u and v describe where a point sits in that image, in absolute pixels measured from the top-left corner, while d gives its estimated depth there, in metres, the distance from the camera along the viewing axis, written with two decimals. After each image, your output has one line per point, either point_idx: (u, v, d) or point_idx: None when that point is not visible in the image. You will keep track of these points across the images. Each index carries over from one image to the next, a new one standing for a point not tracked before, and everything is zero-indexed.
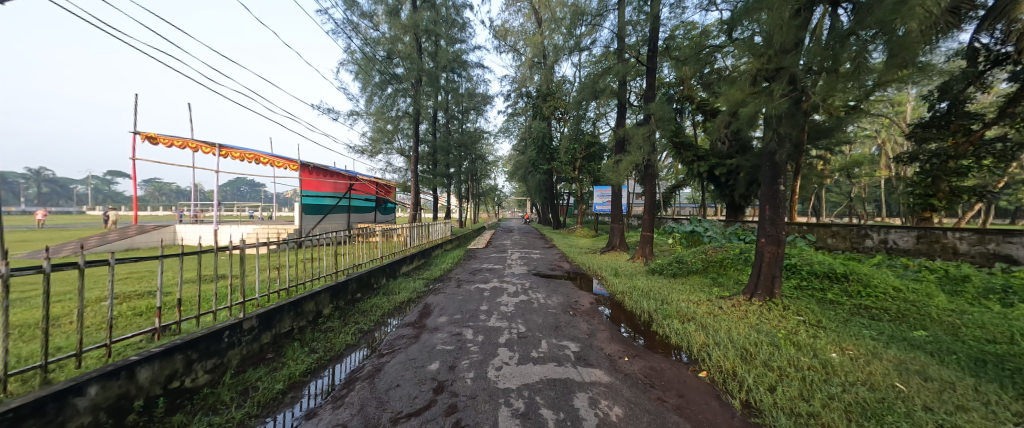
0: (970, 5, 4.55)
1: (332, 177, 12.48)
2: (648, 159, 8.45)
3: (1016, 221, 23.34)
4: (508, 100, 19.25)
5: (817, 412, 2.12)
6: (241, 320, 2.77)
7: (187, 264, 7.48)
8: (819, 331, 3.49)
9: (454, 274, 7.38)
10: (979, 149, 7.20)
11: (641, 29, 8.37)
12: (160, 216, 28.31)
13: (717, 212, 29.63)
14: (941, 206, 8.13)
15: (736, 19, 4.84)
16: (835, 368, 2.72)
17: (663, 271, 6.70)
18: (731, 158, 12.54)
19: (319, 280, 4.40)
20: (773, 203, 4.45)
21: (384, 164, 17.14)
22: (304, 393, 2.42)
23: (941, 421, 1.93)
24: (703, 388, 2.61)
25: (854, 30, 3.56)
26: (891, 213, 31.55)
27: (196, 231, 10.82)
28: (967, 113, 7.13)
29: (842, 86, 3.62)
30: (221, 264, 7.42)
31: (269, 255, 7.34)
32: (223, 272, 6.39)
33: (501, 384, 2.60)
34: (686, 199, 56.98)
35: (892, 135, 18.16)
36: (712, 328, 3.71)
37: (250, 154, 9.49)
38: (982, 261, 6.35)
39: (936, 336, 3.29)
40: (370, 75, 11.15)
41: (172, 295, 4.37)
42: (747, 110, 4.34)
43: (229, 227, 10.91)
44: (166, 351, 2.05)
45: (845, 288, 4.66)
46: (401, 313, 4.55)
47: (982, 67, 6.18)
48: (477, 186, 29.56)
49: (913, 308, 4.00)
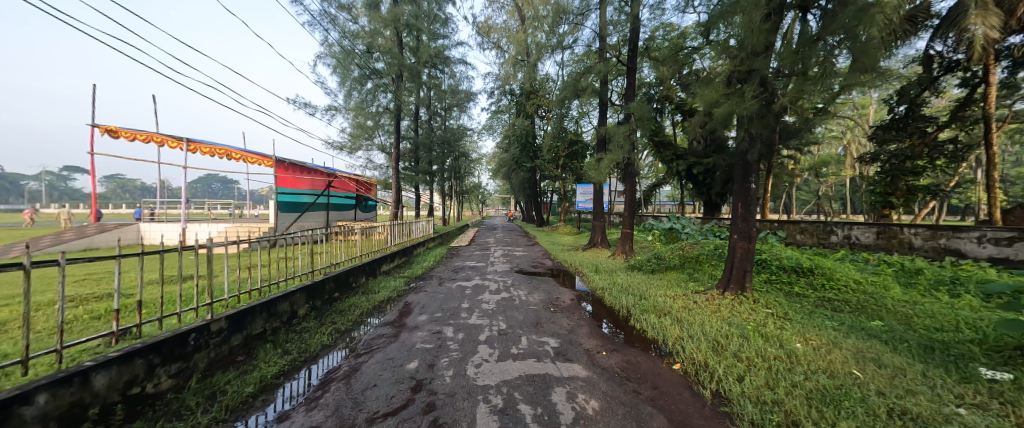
0: (925, 15, 4.88)
1: (310, 174, 12.12)
2: (629, 158, 8.58)
3: (965, 217, 25.09)
4: (491, 98, 19.14)
5: (781, 399, 2.23)
6: (208, 322, 2.67)
7: (150, 264, 7.10)
8: (786, 323, 3.65)
9: (436, 272, 7.30)
10: (933, 151, 7.72)
11: (622, 29, 8.43)
12: (122, 214, 26.70)
13: (696, 210, 30.39)
14: (898, 204, 8.24)
15: (713, 21, 4.93)
16: (798, 358, 2.86)
17: (642, 267, 6.88)
18: (708, 157, 12.88)
19: (293, 280, 4.22)
20: (744, 202, 4.55)
21: (365, 161, 16.83)
22: (276, 396, 2.35)
23: (892, 405, 2.08)
24: (677, 380, 2.70)
25: (821, 35, 3.73)
26: (854, 209, 33.38)
27: (165, 231, 10.40)
28: (923, 116, 7.74)
29: (810, 89, 3.81)
30: (187, 264, 7.08)
31: (239, 254, 7.04)
32: (189, 272, 6.07)
33: (480, 381, 2.62)
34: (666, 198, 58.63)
35: (857, 137, 19.25)
36: (687, 322, 3.82)
37: (221, 149, 9.07)
38: (934, 255, 6.73)
39: (891, 325, 3.51)
40: (349, 69, 10.86)
41: (133, 298, 4.14)
42: (722, 110, 4.49)
43: (197, 227, 10.44)
44: (125, 356, 1.95)
45: (811, 281, 4.89)
46: (380, 313, 4.46)
47: (936, 73, 7.10)
48: (461, 183, 29.25)
49: (872, 300, 4.23)
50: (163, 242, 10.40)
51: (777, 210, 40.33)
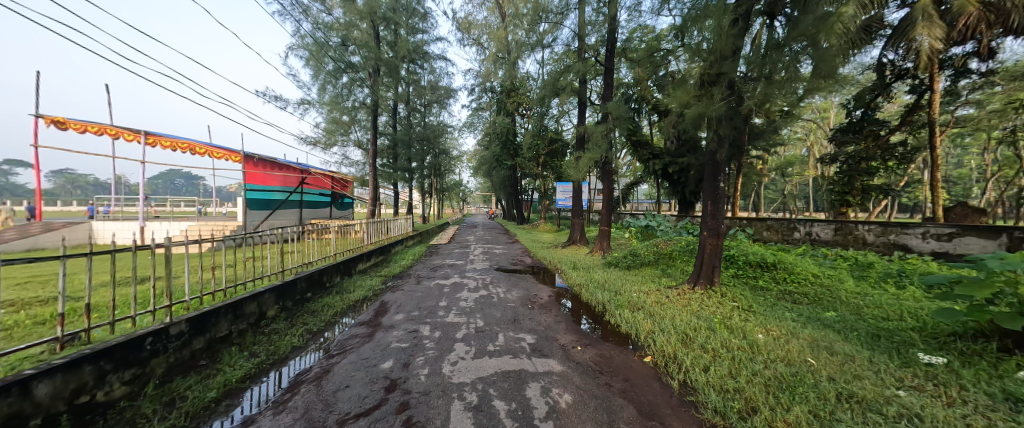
0: (877, 25, 5.21)
1: (281, 170, 11.71)
2: (606, 156, 8.73)
3: (912, 215, 27.15)
4: (472, 95, 18.97)
5: (741, 387, 2.35)
6: (167, 326, 2.54)
7: (102, 266, 6.64)
8: (749, 315, 3.84)
9: (414, 271, 7.21)
10: (885, 152, 8.24)
11: (600, 29, 8.52)
12: (65, 212, 24.52)
13: (671, 207, 31.40)
14: (854, 202, 8.75)
15: (685, 25, 5.07)
16: (759, 348, 3.02)
17: (618, 263, 7.06)
18: (683, 157, 13.35)
19: (262, 280, 4.07)
20: (713, 199, 4.71)
21: (342, 157, 16.34)
22: (241, 400, 2.27)
23: (840, 390, 2.23)
24: (647, 372, 2.80)
25: (785, 41, 3.91)
26: (815, 208, 35.48)
27: (121, 230, 9.80)
28: (877, 120, 8.26)
29: (775, 92, 3.99)
30: (145, 266, 6.67)
31: (203, 254, 6.69)
32: (147, 274, 5.73)
33: (455, 378, 2.62)
34: (644, 196, 60.11)
35: (819, 138, 20.42)
36: (658, 316, 3.95)
37: (183, 143, 8.57)
38: (885, 250, 7.22)
39: (843, 315, 3.77)
40: (323, 62, 10.51)
41: (82, 301, 3.88)
42: (692, 112, 4.65)
43: (156, 225, 9.85)
44: (72, 363, 1.82)
45: (774, 275, 5.16)
46: (355, 312, 4.37)
47: (889, 79, 7.61)
48: (442, 181, 28.94)
49: (828, 292, 4.52)
50: (116, 242, 9.71)
51: (747, 208, 42.15)
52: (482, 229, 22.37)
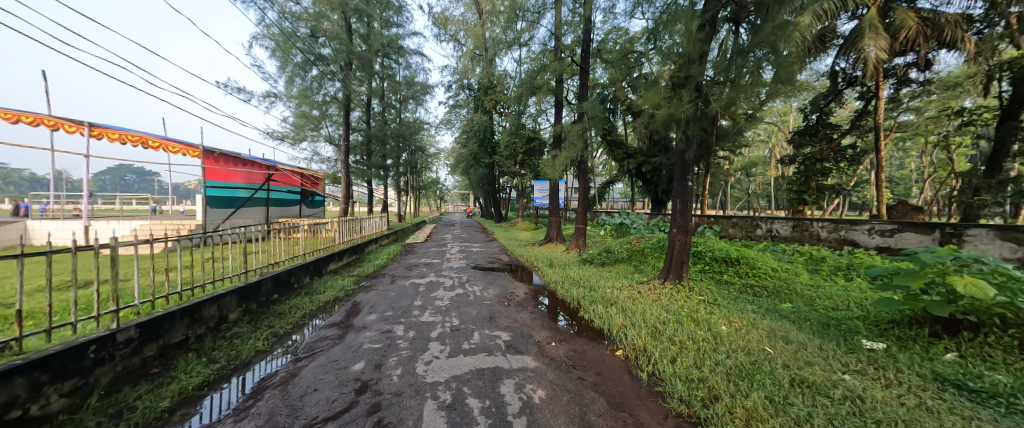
0: (830, 35, 5.60)
1: (246, 166, 11.12)
2: (582, 156, 8.88)
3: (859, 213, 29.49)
4: (449, 92, 18.78)
5: (705, 376, 2.48)
6: (114, 332, 2.35)
7: (36, 269, 6.04)
8: (714, 308, 4.03)
9: (389, 270, 7.07)
10: (837, 154, 8.86)
11: (575, 30, 8.62)
12: None
13: (645, 205, 32.36)
14: (811, 200, 9.23)
15: (656, 28, 5.22)
16: (722, 338, 3.19)
17: (594, 260, 7.24)
18: (655, 156, 13.83)
19: (223, 282, 3.87)
20: (682, 198, 4.90)
21: (311, 153, 15.64)
22: (198, 409, 2.15)
23: (792, 376, 2.40)
24: (618, 365, 2.89)
25: (748, 48, 4.12)
26: (775, 206, 37.74)
27: (59, 231, 9.00)
28: (829, 124, 8.95)
29: (739, 95, 4.21)
30: (89, 268, 6.15)
31: (155, 255, 6.24)
32: (88, 277, 5.26)
33: (429, 378, 2.59)
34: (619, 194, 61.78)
35: (779, 140, 21.73)
36: (630, 311, 4.08)
37: (134, 135, 7.94)
38: (836, 245, 7.79)
39: (798, 306, 4.04)
40: (291, 54, 10.01)
41: (10, 308, 3.51)
42: (662, 113, 4.80)
43: (101, 224, 9.15)
44: (1, 374, 1.65)
45: (738, 270, 5.45)
46: (326, 314, 4.24)
47: (842, 86, 8.24)
48: (419, 178, 28.44)
49: (785, 284, 4.84)
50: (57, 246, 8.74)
51: (714, 206, 43.95)
52: (459, 228, 22.33)
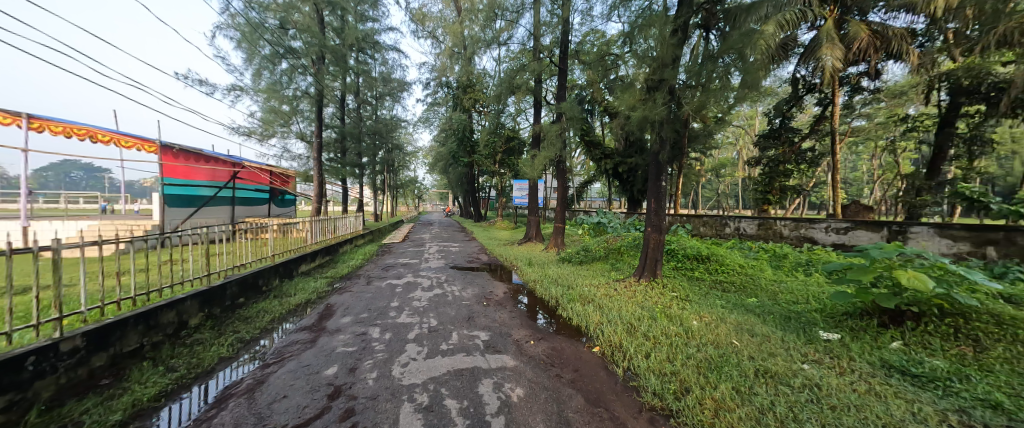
0: (790, 44, 5.93)
1: (210, 163, 10.50)
2: (560, 156, 9.00)
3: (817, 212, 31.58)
4: (428, 89, 18.50)
5: (677, 370, 2.58)
6: (57, 342, 2.15)
7: None
8: (686, 304, 4.20)
9: (365, 271, 6.89)
10: (797, 156, 9.49)
11: (554, 30, 8.70)
12: None
13: (622, 204, 33.17)
14: (774, 200, 9.75)
15: (631, 32, 5.35)
16: (693, 333, 3.33)
17: (572, 259, 7.38)
18: (631, 157, 14.20)
19: (183, 285, 3.65)
20: (657, 198, 5.06)
21: (281, 149, 14.92)
22: (155, 421, 2.02)
23: (757, 367, 2.54)
24: (594, 361, 2.96)
25: (718, 54, 4.30)
26: (743, 205, 39.74)
27: None
28: (791, 128, 9.54)
29: (709, 99, 4.38)
30: (25, 273, 5.64)
31: (105, 258, 5.77)
32: (22, 283, 4.78)
33: (405, 380, 2.56)
34: (598, 194, 63.09)
35: (746, 143, 22.88)
36: (606, 308, 4.19)
37: (80, 128, 7.30)
38: (796, 242, 8.29)
39: (762, 301, 4.28)
40: (258, 45, 9.49)
41: None
42: (637, 115, 4.93)
43: (42, 224, 8.37)
44: None
45: (708, 267, 5.70)
46: (297, 317, 4.08)
47: (802, 92, 8.80)
48: (398, 177, 27.82)
49: (751, 280, 5.12)
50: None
51: (687, 206, 45.75)
52: (439, 227, 22.06)
